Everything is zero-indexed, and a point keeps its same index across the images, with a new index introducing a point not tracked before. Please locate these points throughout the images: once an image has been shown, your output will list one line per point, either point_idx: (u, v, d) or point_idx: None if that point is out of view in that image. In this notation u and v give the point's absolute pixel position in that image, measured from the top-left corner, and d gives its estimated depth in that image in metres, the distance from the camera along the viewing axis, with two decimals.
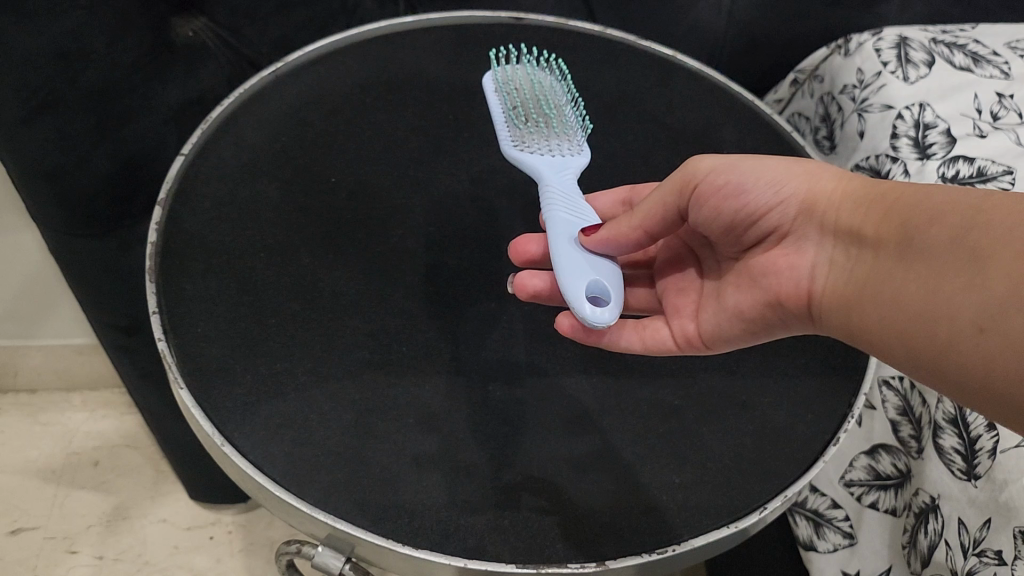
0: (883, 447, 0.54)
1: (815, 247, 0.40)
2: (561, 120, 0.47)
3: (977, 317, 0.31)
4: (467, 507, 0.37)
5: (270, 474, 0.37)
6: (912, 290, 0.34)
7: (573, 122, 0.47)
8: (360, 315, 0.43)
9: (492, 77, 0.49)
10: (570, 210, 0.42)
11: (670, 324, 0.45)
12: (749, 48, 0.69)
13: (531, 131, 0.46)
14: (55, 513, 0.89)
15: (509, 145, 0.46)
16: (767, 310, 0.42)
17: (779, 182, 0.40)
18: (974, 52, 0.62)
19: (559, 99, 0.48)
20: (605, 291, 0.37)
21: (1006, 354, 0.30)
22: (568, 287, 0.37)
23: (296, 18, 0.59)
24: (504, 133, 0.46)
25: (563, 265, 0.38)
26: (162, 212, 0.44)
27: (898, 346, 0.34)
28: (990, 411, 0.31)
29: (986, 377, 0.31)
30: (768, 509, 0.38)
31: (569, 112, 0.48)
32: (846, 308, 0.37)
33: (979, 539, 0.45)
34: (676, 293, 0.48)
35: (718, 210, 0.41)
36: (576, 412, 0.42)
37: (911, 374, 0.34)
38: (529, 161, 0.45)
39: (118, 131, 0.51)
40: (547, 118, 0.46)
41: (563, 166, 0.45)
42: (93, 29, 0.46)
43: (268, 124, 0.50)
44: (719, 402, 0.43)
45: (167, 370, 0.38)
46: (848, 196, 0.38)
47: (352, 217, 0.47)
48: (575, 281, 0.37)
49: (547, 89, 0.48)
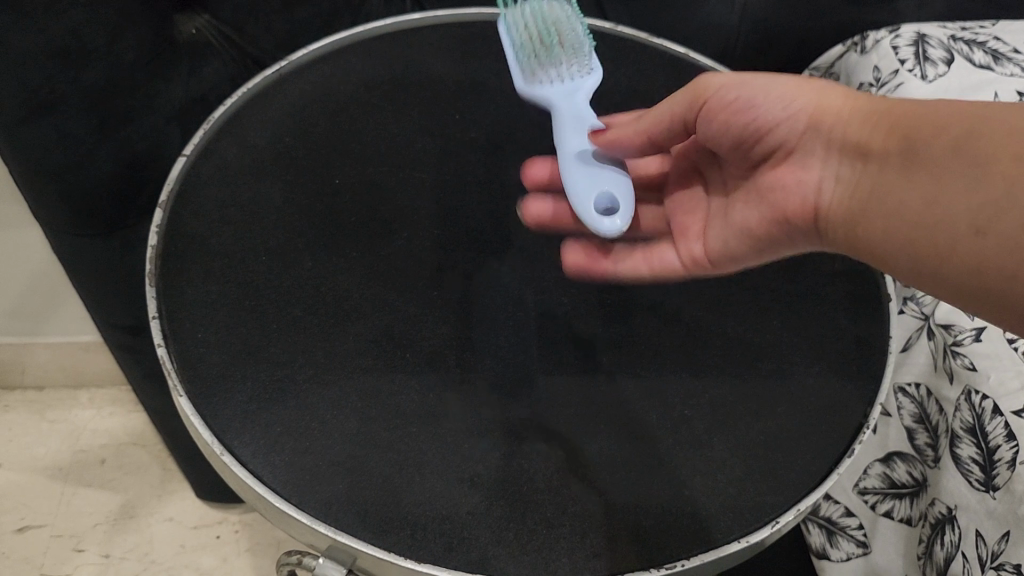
0: (898, 455, 0.53)
1: (820, 163, 0.41)
2: (562, 37, 0.47)
3: (976, 217, 0.33)
4: (472, 520, 0.36)
5: (269, 484, 0.36)
6: (914, 189, 0.36)
7: (578, 34, 0.47)
8: (363, 320, 0.42)
9: (502, 17, 0.51)
10: (580, 135, 0.45)
11: (677, 246, 0.48)
12: (764, 44, 0.67)
13: (537, 62, 0.47)
14: (62, 511, 0.89)
15: (522, 82, 0.48)
16: (775, 226, 0.44)
17: (788, 98, 0.41)
18: (994, 49, 0.61)
19: (562, 13, 0.48)
20: (616, 201, 0.41)
21: (1005, 249, 0.32)
22: (578, 201, 0.42)
23: (301, 14, 0.58)
24: (518, 69, 0.49)
25: (572, 179, 0.42)
26: (163, 214, 0.44)
27: (900, 255, 0.36)
28: (991, 303, 0.33)
29: (984, 270, 0.33)
30: (782, 522, 0.37)
31: (571, 24, 0.47)
32: (850, 222, 0.39)
33: (997, 553, 0.44)
34: (683, 213, 0.50)
35: (727, 126, 0.43)
36: (587, 419, 0.40)
37: (914, 280, 0.36)
38: (540, 94, 0.47)
39: (120, 130, 0.51)
40: (550, 41, 0.47)
41: (574, 91, 0.47)
42: (93, 26, 0.46)
43: (271, 123, 0.49)
44: (731, 413, 0.41)
45: (167, 378, 0.38)
46: (856, 111, 0.39)
47: (357, 218, 0.46)
48: (584, 195, 0.41)
49: (548, 7, 0.48)
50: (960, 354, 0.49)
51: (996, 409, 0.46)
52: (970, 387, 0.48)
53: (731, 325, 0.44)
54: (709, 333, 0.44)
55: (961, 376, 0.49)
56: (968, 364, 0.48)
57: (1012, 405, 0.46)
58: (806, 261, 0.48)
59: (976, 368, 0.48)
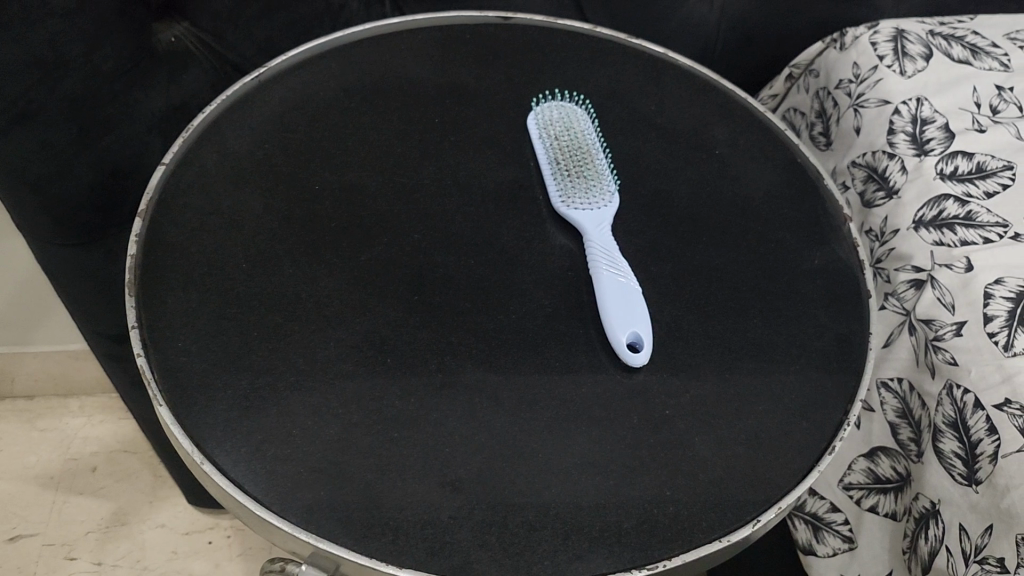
0: (882, 450, 0.53)
1: None
2: (597, 178, 0.48)
3: None
4: (454, 524, 0.36)
5: (250, 492, 0.36)
6: None
7: (608, 176, 0.49)
8: (344, 325, 0.42)
9: (533, 120, 0.52)
10: (612, 265, 0.44)
11: None
12: (743, 42, 0.69)
13: (572, 184, 0.48)
14: (53, 520, 0.89)
15: (551, 179, 0.49)
16: None
17: None
18: (973, 43, 0.62)
19: (596, 159, 0.50)
20: (640, 339, 0.42)
21: None
22: (611, 329, 0.42)
23: (280, 20, 0.58)
24: (548, 172, 0.49)
25: (607, 305, 0.43)
26: (142, 223, 0.44)
27: None
28: None
29: None
30: (762, 521, 0.37)
31: (605, 169, 0.49)
32: None
33: (980, 547, 0.45)
34: None
35: None
36: (567, 420, 0.40)
37: None
38: (568, 213, 0.47)
39: (101, 139, 0.51)
40: (586, 177, 0.48)
41: (602, 218, 0.47)
42: (70, 36, 0.46)
43: (250, 130, 0.49)
44: (712, 412, 0.41)
45: (147, 387, 0.38)
46: None
47: (337, 223, 0.46)
48: (619, 325, 0.42)
49: (583, 147, 0.50)
50: (941, 349, 0.50)
51: (978, 403, 0.47)
52: (952, 382, 0.49)
53: (711, 324, 0.44)
54: (691, 332, 0.44)
55: (943, 371, 0.49)
56: (949, 359, 0.49)
57: (993, 399, 0.46)
58: (787, 259, 0.48)
59: (956, 363, 0.49)
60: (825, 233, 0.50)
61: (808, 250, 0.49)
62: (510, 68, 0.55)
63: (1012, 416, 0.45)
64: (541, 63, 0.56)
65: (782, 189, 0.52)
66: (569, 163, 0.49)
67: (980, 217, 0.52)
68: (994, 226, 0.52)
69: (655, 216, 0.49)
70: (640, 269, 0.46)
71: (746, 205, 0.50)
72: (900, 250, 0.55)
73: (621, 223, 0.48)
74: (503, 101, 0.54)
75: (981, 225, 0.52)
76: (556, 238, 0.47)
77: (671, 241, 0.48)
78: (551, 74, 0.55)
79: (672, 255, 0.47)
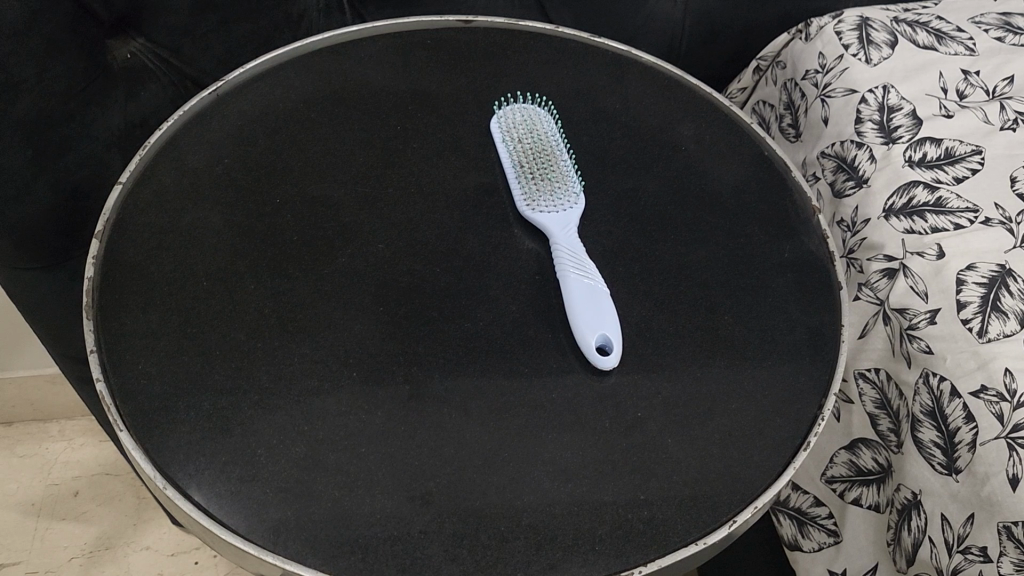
0: (863, 442, 0.53)
1: None
2: (562, 179, 0.48)
3: None
4: (424, 540, 0.35)
5: (215, 516, 0.35)
6: None
7: (572, 175, 0.49)
8: (307, 340, 0.41)
9: (497, 125, 0.51)
10: (579, 269, 0.43)
11: None
12: (708, 37, 0.69)
13: (536, 188, 0.48)
14: (37, 547, 0.88)
15: (516, 184, 0.48)
16: None
17: None
18: (937, 29, 0.62)
19: (560, 159, 0.49)
20: (609, 341, 0.41)
21: None
22: (580, 333, 0.41)
23: (239, 33, 0.57)
24: (513, 177, 0.49)
25: (574, 308, 0.42)
26: (99, 245, 0.43)
27: None
28: None
29: None
30: (738, 522, 0.37)
31: (569, 169, 0.49)
32: None
33: (963, 536, 0.45)
34: None
35: None
36: (537, 427, 0.39)
37: None
38: (536, 218, 0.46)
39: (58, 160, 0.50)
40: (550, 180, 0.48)
41: (569, 221, 0.46)
42: (20, 56, 0.46)
43: (209, 144, 0.48)
44: (685, 412, 0.40)
45: (107, 414, 0.37)
46: None
47: (299, 236, 0.45)
48: (587, 328, 0.41)
49: (546, 148, 0.50)
50: (916, 338, 0.50)
51: (954, 391, 0.47)
52: (928, 370, 0.49)
53: (683, 324, 0.44)
54: (662, 333, 0.43)
55: (919, 360, 0.49)
56: (924, 348, 0.49)
57: (969, 386, 0.46)
58: (757, 254, 0.47)
59: (932, 351, 0.49)
60: (794, 225, 0.49)
61: (777, 244, 0.48)
62: (472, 72, 0.55)
63: (988, 402, 0.45)
64: (503, 65, 0.55)
65: (750, 183, 0.51)
66: (535, 168, 0.49)
67: (950, 203, 0.52)
68: (964, 212, 0.52)
69: (621, 216, 0.48)
70: (608, 271, 0.46)
71: (714, 201, 0.50)
72: (871, 240, 0.54)
73: (588, 224, 0.48)
74: (465, 104, 0.53)
75: (952, 211, 0.52)
76: (522, 242, 0.47)
77: (639, 240, 0.47)
78: (514, 76, 0.55)
79: (640, 255, 0.47)
